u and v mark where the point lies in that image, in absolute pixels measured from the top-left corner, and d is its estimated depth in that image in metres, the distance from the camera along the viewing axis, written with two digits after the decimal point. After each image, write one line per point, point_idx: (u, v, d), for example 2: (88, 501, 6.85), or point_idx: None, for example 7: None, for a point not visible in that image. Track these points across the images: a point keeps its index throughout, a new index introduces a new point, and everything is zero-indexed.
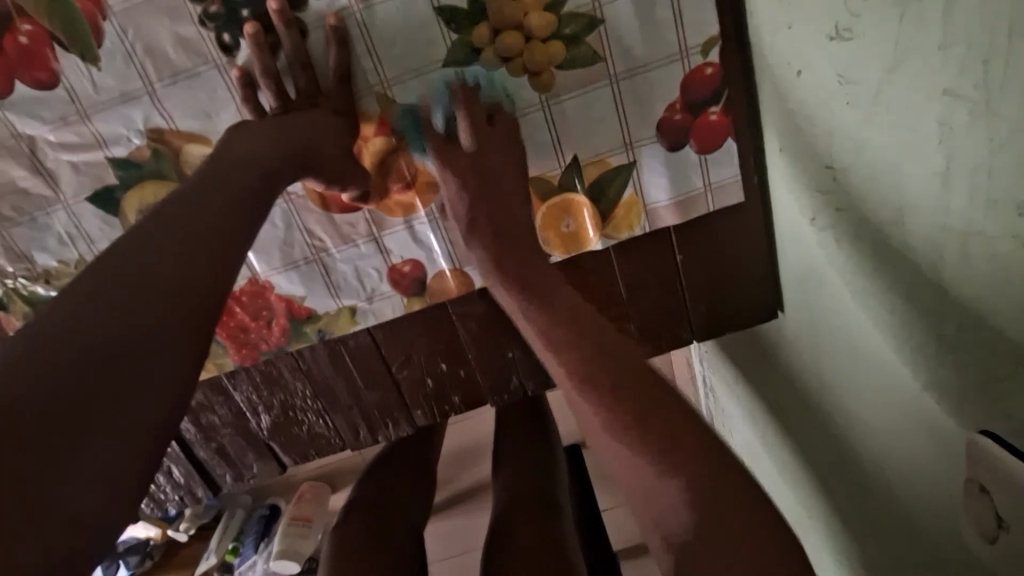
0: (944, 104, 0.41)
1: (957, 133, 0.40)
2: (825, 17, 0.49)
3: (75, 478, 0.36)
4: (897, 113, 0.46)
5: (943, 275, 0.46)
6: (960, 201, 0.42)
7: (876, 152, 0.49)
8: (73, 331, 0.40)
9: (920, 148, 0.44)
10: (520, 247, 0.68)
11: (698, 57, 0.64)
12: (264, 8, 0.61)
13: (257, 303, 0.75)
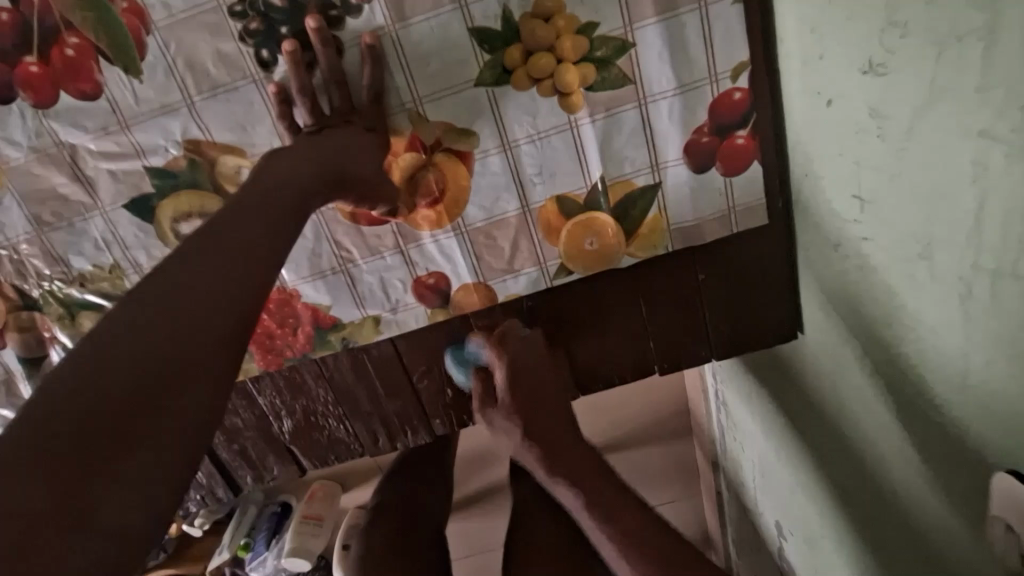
0: (978, 147, 0.41)
1: (991, 174, 0.41)
2: (857, 50, 0.50)
3: (120, 489, 0.38)
4: (928, 149, 0.46)
5: (971, 310, 0.46)
6: (992, 238, 0.42)
7: (905, 183, 0.50)
8: (122, 352, 0.42)
9: (952, 185, 0.45)
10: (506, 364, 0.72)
11: (727, 81, 0.65)
12: (303, 26, 0.62)
13: (284, 311, 0.77)
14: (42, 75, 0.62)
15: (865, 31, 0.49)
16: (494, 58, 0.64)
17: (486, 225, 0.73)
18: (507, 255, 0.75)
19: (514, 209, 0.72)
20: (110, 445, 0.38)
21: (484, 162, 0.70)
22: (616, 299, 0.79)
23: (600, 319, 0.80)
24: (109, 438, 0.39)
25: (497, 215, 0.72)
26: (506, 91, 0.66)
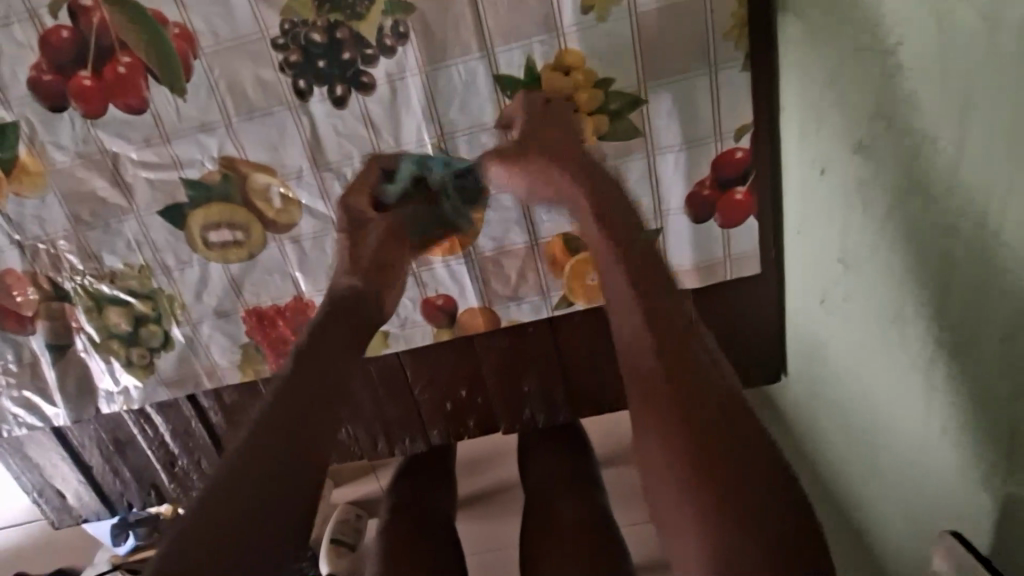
0: (944, 238, 0.46)
1: (953, 264, 0.45)
2: (849, 130, 0.55)
3: (269, 525, 0.48)
4: (903, 231, 0.51)
5: (935, 380, 0.51)
6: (953, 318, 0.47)
7: (885, 256, 0.54)
8: (273, 421, 0.52)
9: (923, 265, 0.49)
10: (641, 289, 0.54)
11: (731, 140, 0.70)
12: (339, 61, 0.67)
13: (299, 318, 0.81)
14: (93, 88, 0.67)
15: (855, 118, 0.54)
16: (514, 103, 0.69)
17: (495, 254, 0.78)
18: (513, 282, 0.79)
19: (522, 240, 0.77)
20: (265, 494, 0.49)
21: (498, 197, 0.74)
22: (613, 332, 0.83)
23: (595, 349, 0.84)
24: (264, 487, 0.49)
25: (507, 245, 0.77)
26: None
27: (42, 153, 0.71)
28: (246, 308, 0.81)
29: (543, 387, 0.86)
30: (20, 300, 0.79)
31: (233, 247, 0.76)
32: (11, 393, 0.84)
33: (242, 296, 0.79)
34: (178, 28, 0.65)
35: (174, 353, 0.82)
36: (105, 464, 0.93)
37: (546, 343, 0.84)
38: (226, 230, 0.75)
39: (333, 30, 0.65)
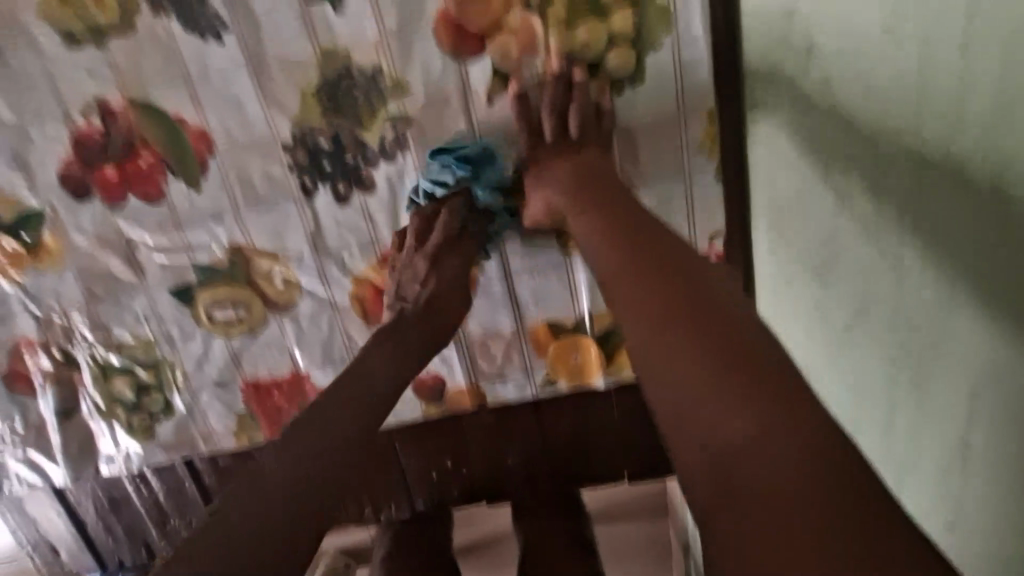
0: (898, 335, 0.52)
1: (907, 360, 0.51)
2: (812, 250, 0.62)
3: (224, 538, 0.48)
4: (860, 330, 0.57)
5: (908, 466, 0.55)
6: (911, 405, 0.52)
7: (847, 353, 0.60)
8: (255, 479, 0.53)
9: (881, 361, 0.55)
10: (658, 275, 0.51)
11: (705, 242, 0.74)
12: (344, 162, 0.72)
13: (294, 389, 0.84)
14: (116, 180, 0.73)
15: (816, 236, 0.61)
16: (504, 202, 0.74)
17: (483, 336, 0.81)
18: (499, 362, 0.83)
19: (508, 323, 0.81)
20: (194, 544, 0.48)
21: (485, 286, 0.79)
22: (593, 411, 0.86)
23: (577, 425, 0.87)
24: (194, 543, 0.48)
25: (494, 328, 0.81)
26: (512, 230, 0.76)
27: (64, 235, 0.76)
28: (244, 379, 0.84)
29: (525, 459, 0.90)
30: (32, 366, 0.83)
31: (235, 323, 0.80)
32: (16, 452, 0.87)
33: (241, 368, 0.83)
34: (197, 129, 0.71)
35: (173, 420, 0.86)
36: (100, 521, 0.96)
37: (530, 420, 0.87)
38: (230, 308, 0.80)
39: (339, 135, 0.71)
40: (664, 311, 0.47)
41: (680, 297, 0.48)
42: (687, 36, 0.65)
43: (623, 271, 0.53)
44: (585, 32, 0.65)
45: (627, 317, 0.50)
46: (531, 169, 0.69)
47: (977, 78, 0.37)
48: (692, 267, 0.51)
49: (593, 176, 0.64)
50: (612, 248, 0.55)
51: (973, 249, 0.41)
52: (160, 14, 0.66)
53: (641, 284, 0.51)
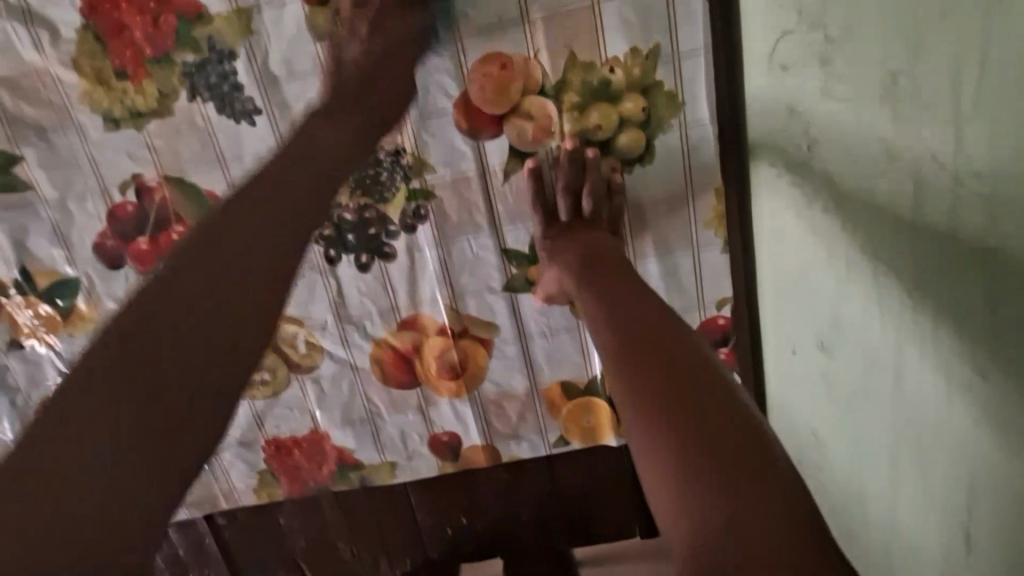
0: (898, 432, 0.53)
1: (906, 456, 0.52)
2: (815, 333, 0.64)
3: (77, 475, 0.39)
4: (861, 417, 0.58)
5: (909, 554, 0.56)
6: (913, 499, 0.53)
7: (850, 436, 0.61)
8: (99, 369, 0.43)
9: (882, 453, 0.56)
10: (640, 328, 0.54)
11: (712, 308, 0.77)
12: (366, 233, 0.76)
13: (314, 448, 0.87)
14: (149, 252, 0.76)
15: (819, 319, 0.62)
16: (519, 270, 0.77)
17: (497, 397, 0.84)
18: (513, 422, 0.85)
19: (523, 385, 0.83)
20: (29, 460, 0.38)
21: (501, 349, 0.81)
22: (605, 472, 0.88)
23: (589, 484, 0.89)
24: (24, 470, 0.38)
25: (508, 389, 0.83)
26: (526, 296, 0.78)
27: (97, 302, 0.79)
28: (265, 438, 0.87)
29: (538, 516, 0.91)
30: None
31: (258, 385, 0.83)
32: None
33: (263, 428, 0.86)
34: None
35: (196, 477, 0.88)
36: None
37: (542, 477, 0.89)
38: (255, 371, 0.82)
39: (362, 210, 0.74)
40: (664, 383, 0.48)
41: (680, 372, 0.49)
42: (694, 120, 0.69)
43: (630, 338, 0.53)
44: (597, 116, 0.69)
45: (628, 382, 0.50)
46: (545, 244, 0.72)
47: (965, 212, 0.39)
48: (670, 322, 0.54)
49: (595, 250, 0.67)
50: (615, 314, 0.57)
51: (967, 370, 0.42)
52: (198, 101, 0.70)
53: (625, 336, 0.53)
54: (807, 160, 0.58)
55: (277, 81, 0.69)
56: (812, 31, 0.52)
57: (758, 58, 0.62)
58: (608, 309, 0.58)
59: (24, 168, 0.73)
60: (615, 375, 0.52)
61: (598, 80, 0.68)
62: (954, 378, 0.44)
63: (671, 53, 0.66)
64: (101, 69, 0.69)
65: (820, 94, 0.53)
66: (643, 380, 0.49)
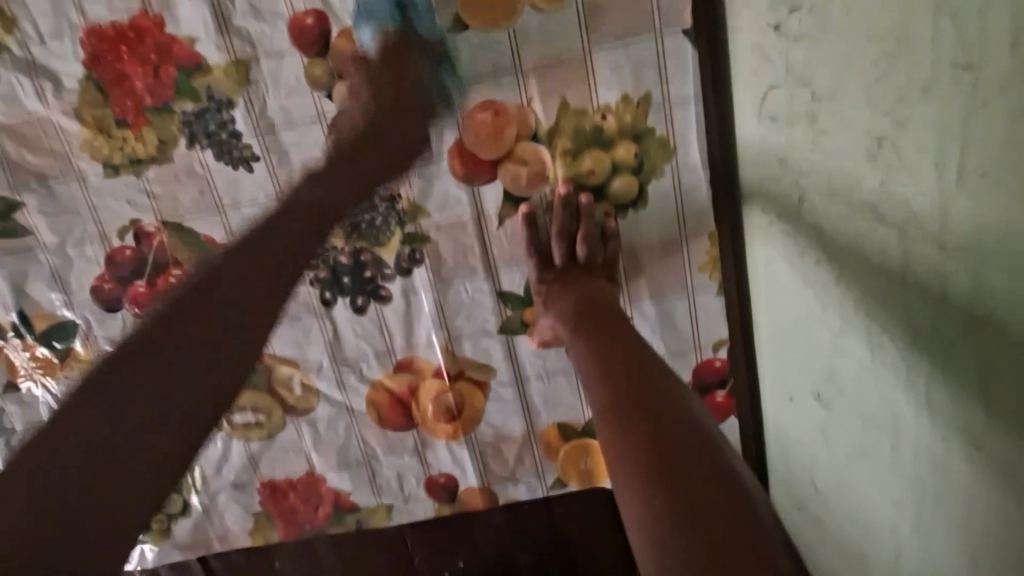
0: (898, 488, 0.52)
1: (908, 512, 0.52)
2: (811, 382, 0.64)
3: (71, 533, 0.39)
4: (860, 469, 0.57)
5: None
6: (915, 554, 0.52)
7: (850, 489, 0.60)
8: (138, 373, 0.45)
9: (884, 507, 0.55)
10: (622, 364, 0.56)
11: (709, 351, 0.77)
12: (362, 277, 0.76)
13: (309, 490, 0.86)
14: (146, 294, 0.77)
15: (815, 370, 0.62)
16: (515, 313, 0.77)
17: (495, 439, 0.83)
18: (510, 464, 0.84)
19: (520, 427, 0.83)
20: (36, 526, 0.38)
21: (498, 392, 0.81)
22: (604, 516, 0.87)
23: (588, 528, 0.88)
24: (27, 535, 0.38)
25: (505, 431, 0.83)
26: (522, 338, 0.78)
27: (95, 346, 0.79)
28: (261, 480, 0.86)
29: (536, 561, 0.90)
30: None
31: (254, 427, 0.83)
32: None
33: (258, 470, 0.85)
34: None
35: (190, 519, 0.88)
36: None
37: (540, 520, 0.88)
38: (251, 413, 0.82)
39: (358, 254, 0.75)
40: (651, 443, 0.47)
41: (666, 432, 0.48)
42: (686, 165, 0.69)
43: (620, 395, 0.52)
44: (590, 161, 0.70)
45: (617, 441, 0.49)
46: (543, 289, 0.73)
47: (956, 272, 0.39)
48: (650, 359, 0.56)
49: (588, 297, 0.67)
50: (607, 366, 0.56)
51: (966, 429, 0.42)
52: (196, 148, 0.71)
53: (609, 372, 0.56)
54: (799, 210, 0.58)
55: (274, 129, 0.70)
56: (799, 87, 0.53)
57: (749, 108, 0.63)
58: (595, 349, 0.59)
59: (25, 214, 0.74)
60: (604, 434, 0.51)
61: (591, 126, 0.69)
62: (951, 442, 0.44)
63: (662, 101, 0.67)
64: (102, 119, 0.70)
65: (809, 148, 0.53)
66: (622, 409, 0.51)
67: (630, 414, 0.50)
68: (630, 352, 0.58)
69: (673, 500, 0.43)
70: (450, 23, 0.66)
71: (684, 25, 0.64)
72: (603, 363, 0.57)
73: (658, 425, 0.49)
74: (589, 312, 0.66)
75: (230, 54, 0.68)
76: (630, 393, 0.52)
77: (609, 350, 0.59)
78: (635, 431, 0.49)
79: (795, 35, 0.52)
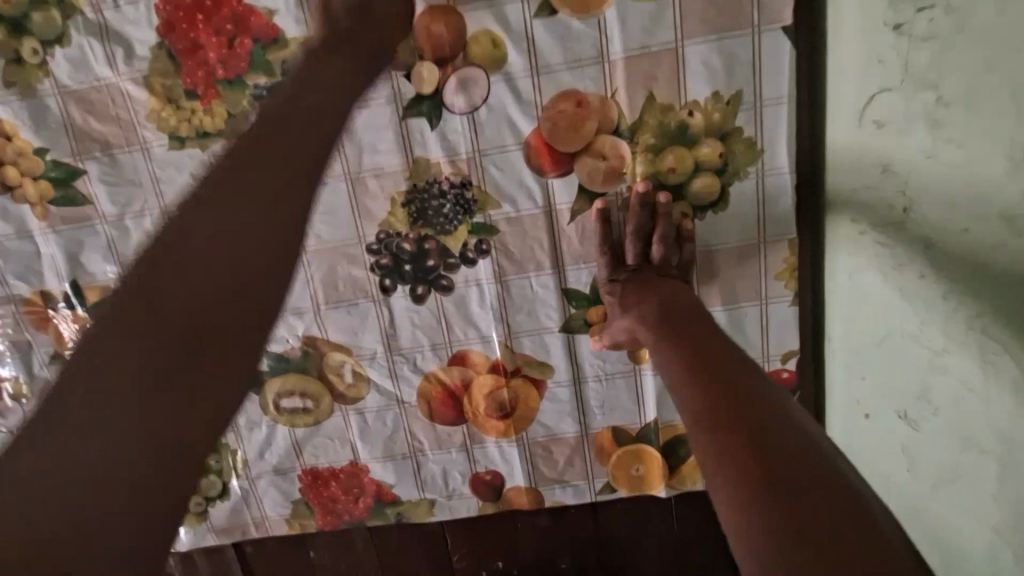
0: (1001, 518, 0.49)
1: (1010, 543, 0.48)
2: (899, 403, 0.60)
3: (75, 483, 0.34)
4: (954, 496, 0.54)
5: None
6: None
7: (937, 516, 0.57)
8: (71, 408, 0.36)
9: (980, 537, 0.52)
10: (702, 350, 0.55)
11: (777, 362, 0.75)
12: (424, 265, 0.74)
13: (351, 480, 0.84)
14: None
15: (903, 390, 0.59)
16: (578, 311, 0.75)
17: (546, 440, 0.81)
18: (560, 467, 0.82)
19: (573, 429, 0.80)
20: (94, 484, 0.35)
21: (554, 390, 0.79)
22: (652, 524, 0.84)
23: (635, 534, 0.85)
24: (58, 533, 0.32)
25: (557, 433, 0.81)
26: (583, 338, 0.76)
27: None
28: (303, 468, 0.84)
29: (578, 566, 0.87)
30: None
31: (301, 413, 0.81)
32: None
33: (301, 456, 0.83)
34: None
35: (228, 503, 0.86)
36: None
37: (585, 525, 0.86)
38: (298, 398, 0.80)
39: (422, 242, 0.73)
40: (728, 415, 0.46)
41: (748, 412, 0.46)
42: (771, 168, 0.67)
43: (721, 418, 0.46)
44: (672, 159, 0.67)
45: (710, 457, 0.45)
46: (612, 286, 0.70)
47: None
48: (728, 347, 0.56)
49: (672, 315, 0.62)
50: (704, 383, 0.50)
51: None
52: None
53: (690, 360, 0.54)
54: (903, 223, 0.55)
55: (348, 109, 0.68)
56: (919, 91, 0.50)
57: (846, 112, 0.60)
58: (674, 340, 0.58)
59: (84, 183, 0.72)
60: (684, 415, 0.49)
61: (676, 123, 0.66)
62: None
63: (752, 100, 0.65)
64: (171, 88, 0.68)
65: (923, 157, 0.51)
66: (698, 386, 0.50)
67: (706, 389, 0.50)
68: (707, 340, 0.57)
69: (756, 468, 0.42)
70: (538, 8, 0.64)
71: (783, 23, 0.62)
72: (684, 353, 0.55)
73: (734, 397, 0.48)
74: (666, 308, 0.63)
75: (308, 29, 0.66)
76: (706, 372, 0.51)
77: (688, 339, 0.57)
78: (710, 404, 0.48)
79: (919, 35, 0.49)
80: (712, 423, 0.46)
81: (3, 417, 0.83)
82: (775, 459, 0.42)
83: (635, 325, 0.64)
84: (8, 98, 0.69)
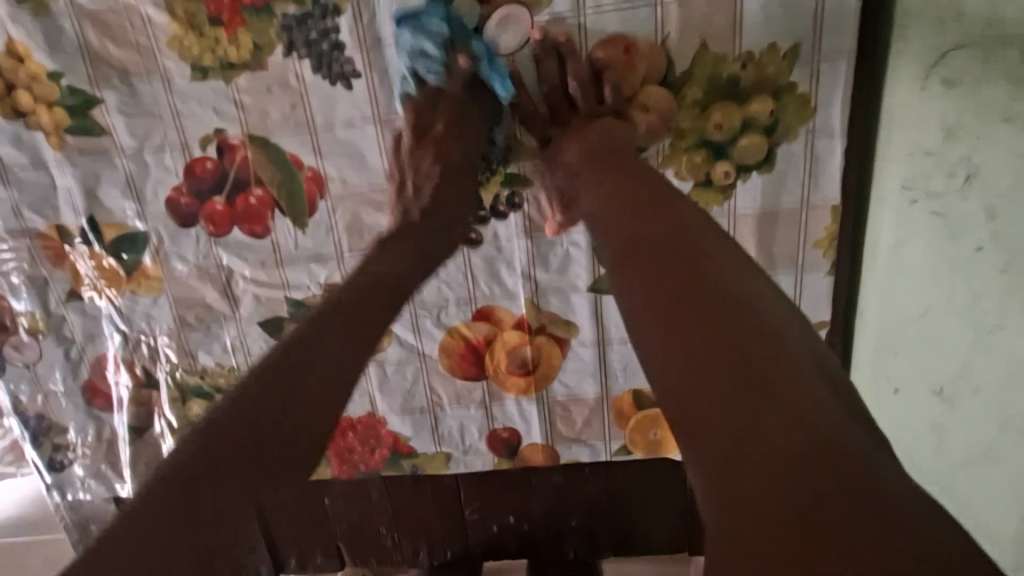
0: None
1: None
2: (940, 376, 0.58)
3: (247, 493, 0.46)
4: (997, 480, 0.52)
5: None
6: None
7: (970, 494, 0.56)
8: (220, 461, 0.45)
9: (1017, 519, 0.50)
10: (671, 245, 0.46)
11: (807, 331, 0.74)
12: None
13: (368, 432, 0.84)
14: (223, 213, 0.73)
15: (941, 366, 0.58)
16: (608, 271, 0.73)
17: (566, 400, 0.80)
18: (578, 428, 0.82)
19: (594, 391, 0.80)
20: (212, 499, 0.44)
21: (577, 351, 0.78)
22: (665, 486, 0.84)
23: (646, 497, 0.85)
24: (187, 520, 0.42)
25: (578, 393, 0.80)
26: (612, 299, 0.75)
27: (164, 262, 0.76)
28: None
29: (588, 523, 0.87)
30: (115, 382, 0.83)
31: None
32: (85, 463, 0.87)
33: None
34: (312, 171, 0.71)
35: None
36: None
37: (598, 484, 0.86)
38: None
39: None
40: (691, 324, 0.40)
41: (711, 316, 0.40)
42: (823, 129, 0.64)
43: (712, 362, 0.38)
44: (719, 115, 0.64)
45: (674, 369, 0.39)
46: (569, 133, 0.64)
47: None
48: (695, 234, 0.47)
49: (674, 243, 0.46)
50: (714, 341, 0.39)
51: None
52: (294, 58, 0.66)
53: (649, 253, 0.46)
54: (963, 193, 0.51)
55: (381, 44, 0.64)
56: (1002, 48, 0.45)
57: (910, 70, 0.56)
58: (627, 229, 0.49)
59: (102, 113, 0.69)
60: (647, 323, 0.42)
61: (727, 75, 0.63)
62: None
63: (811, 54, 0.61)
64: (194, 14, 0.64)
65: (996, 122, 0.47)
66: (645, 290, 0.44)
67: (660, 292, 0.43)
68: (673, 232, 0.48)
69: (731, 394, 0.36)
70: None
71: None
72: (650, 243, 0.47)
73: (690, 294, 0.42)
74: (625, 188, 0.54)
75: None
76: (665, 271, 0.44)
77: (654, 228, 0.49)
78: (669, 311, 0.42)
79: None
80: (664, 329, 0.41)
81: (19, 352, 0.82)
82: (764, 382, 0.36)
83: (580, 189, 0.58)
84: (20, 15, 0.65)
